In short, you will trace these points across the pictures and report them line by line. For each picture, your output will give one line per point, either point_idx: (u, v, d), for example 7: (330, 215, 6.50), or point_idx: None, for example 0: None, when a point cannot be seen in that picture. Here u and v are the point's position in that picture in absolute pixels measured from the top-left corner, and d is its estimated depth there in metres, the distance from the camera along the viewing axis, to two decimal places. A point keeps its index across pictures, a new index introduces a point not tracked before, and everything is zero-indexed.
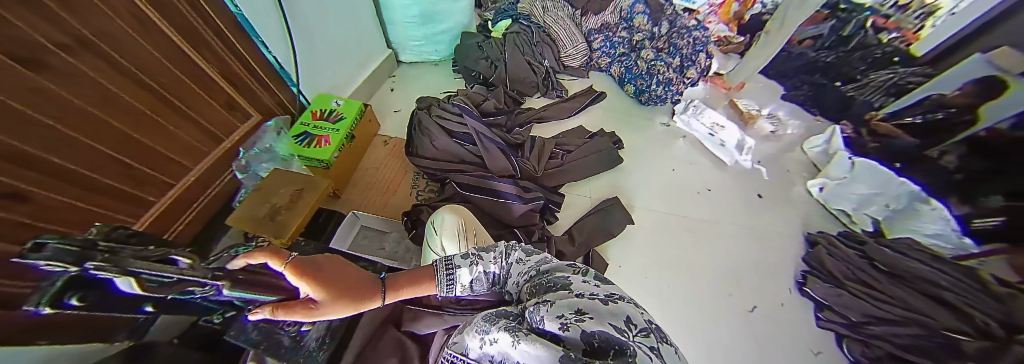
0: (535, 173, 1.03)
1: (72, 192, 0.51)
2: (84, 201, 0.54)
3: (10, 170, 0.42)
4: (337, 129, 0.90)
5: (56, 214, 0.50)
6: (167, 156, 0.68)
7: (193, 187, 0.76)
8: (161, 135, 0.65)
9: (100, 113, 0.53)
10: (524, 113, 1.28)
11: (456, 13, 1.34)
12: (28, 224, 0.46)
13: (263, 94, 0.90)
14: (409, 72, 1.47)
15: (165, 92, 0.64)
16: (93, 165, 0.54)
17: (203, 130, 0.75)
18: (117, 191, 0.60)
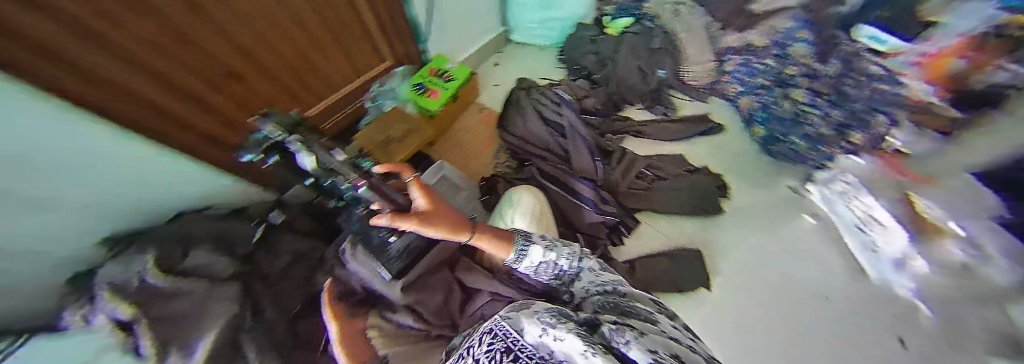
0: (617, 187, 0.95)
1: (252, 73, 0.66)
2: (246, 98, 0.68)
3: (206, 34, 0.52)
4: (447, 87, 0.93)
5: (240, 88, 0.65)
6: (323, 72, 0.83)
7: (335, 104, 0.92)
8: (321, 52, 0.79)
9: (282, 17, 0.64)
10: (623, 121, 1.16)
11: (574, 2, 1.26)
12: (217, 84, 0.60)
13: (395, 42, 0.98)
14: (515, 51, 1.41)
15: (333, 17, 0.75)
16: (270, 57, 0.67)
17: (342, 60, 0.86)
18: (273, 95, 0.74)
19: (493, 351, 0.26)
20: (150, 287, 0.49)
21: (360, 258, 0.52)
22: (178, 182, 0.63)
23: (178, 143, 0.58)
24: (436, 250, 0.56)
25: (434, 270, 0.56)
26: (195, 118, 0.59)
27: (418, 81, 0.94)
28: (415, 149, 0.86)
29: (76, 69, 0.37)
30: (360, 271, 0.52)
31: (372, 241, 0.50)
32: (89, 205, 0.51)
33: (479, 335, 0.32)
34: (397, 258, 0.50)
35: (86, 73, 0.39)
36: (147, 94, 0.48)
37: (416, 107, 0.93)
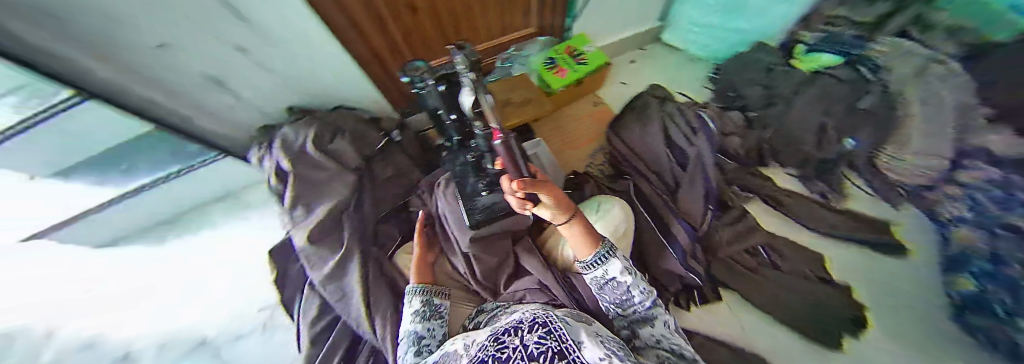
0: (716, 250, 0.78)
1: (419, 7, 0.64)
2: (400, 38, 0.70)
3: None
4: (577, 70, 0.88)
5: (404, 18, 0.65)
6: (475, 21, 0.75)
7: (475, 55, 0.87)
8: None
9: None
10: (760, 179, 0.92)
11: (766, 15, 0.92)
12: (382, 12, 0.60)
13: (549, 10, 0.82)
14: (661, 54, 1.22)
15: None
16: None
17: (493, 14, 0.76)
18: (423, 39, 0.75)
19: (545, 347, 0.21)
20: (305, 152, 0.66)
21: (451, 197, 0.59)
22: (342, 88, 0.78)
23: (358, 53, 0.67)
24: (513, 217, 0.56)
25: (499, 235, 0.58)
26: (359, 46, 0.65)
27: (553, 56, 0.91)
28: (526, 120, 0.89)
29: None
30: (453, 208, 0.58)
31: (465, 188, 0.55)
32: (283, 75, 0.68)
33: (533, 321, 0.28)
34: (481, 210, 0.53)
35: None
36: (335, 14, 0.54)
37: (541, 81, 0.92)
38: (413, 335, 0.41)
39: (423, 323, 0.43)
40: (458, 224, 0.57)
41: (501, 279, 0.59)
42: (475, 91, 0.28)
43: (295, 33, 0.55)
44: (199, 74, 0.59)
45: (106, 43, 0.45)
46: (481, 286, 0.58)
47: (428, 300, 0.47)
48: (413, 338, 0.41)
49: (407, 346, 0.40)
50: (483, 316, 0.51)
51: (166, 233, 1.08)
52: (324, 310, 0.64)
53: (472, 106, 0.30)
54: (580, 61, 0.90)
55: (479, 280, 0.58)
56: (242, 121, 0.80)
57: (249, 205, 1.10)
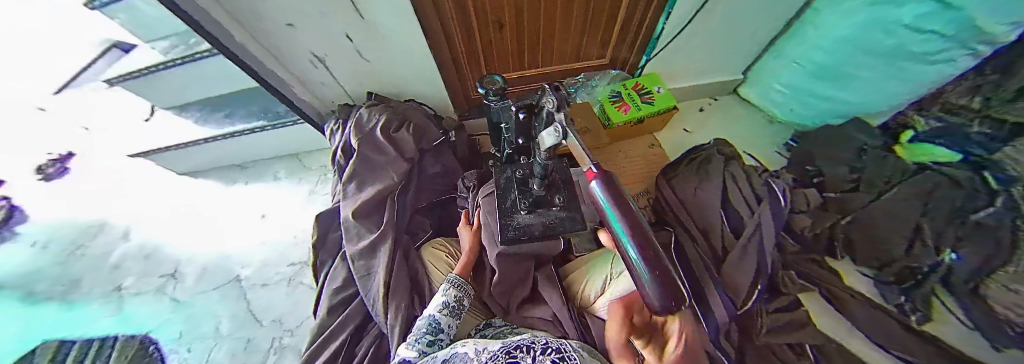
0: (753, 333, 0.69)
1: (501, 23, 0.68)
2: (481, 44, 0.74)
3: None
4: (639, 108, 0.87)
5: (487, 31, 0.70)
6: (552, 45, 0.79)
7: (546, 75, 0.91)
8: (562, 25, 0.72)
9: None
10: (823, 270, 0.82)
11: (872, 93, 0.81)
12: (466, 23, 0.66)
13: (626, 46, 0.83)
14: (735, 109, 1.15)
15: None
16: (515, 18, 0.67)
17: (573, 39, 0.77)
18: (500, 50, 0.78)
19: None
20: (372, 134, 0.73)
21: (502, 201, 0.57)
22: (416, 84, 0.85)
23: (441, 57, 0.73)
24: (547, 242, 0.55)
25: (524, 255, 0.58)
26: (442, 47, 0.70)
27: (620, 90, 0.90)
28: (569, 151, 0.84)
29: None
30: (490, 214, 0.60)
31: (506, 202, 0.55)
32: (371, 65, 0.76)
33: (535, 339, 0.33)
34: (514, 228, 0.52)
35: None
36: (431, 18, 0.61)
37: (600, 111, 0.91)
38: (432, 324, 0.45)
39: (445, 315, 0.47)
40: (489, 235, 0.59)
41: (514, 300, 0.59)
42: (557, 130, 0.25)
43: (394, 30, 0.64)
44: (307, 51, 0.69)
45: (255, 12, 0.57)
46: (495, 300, 0.59)
47: (458, 301, 0.49)
48: (431, 327, 0.45)
49: (423, 333, 0.45)
50: (489, 332, 0.51)
51: (244, 175, 1.26)
52: (348, 284, 0.70)
53: (555, 142, 0.27)
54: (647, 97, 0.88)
55: (494, 293, 0.59)
56: (330, 99, 0.91)
57: (313, 168, 1.25)
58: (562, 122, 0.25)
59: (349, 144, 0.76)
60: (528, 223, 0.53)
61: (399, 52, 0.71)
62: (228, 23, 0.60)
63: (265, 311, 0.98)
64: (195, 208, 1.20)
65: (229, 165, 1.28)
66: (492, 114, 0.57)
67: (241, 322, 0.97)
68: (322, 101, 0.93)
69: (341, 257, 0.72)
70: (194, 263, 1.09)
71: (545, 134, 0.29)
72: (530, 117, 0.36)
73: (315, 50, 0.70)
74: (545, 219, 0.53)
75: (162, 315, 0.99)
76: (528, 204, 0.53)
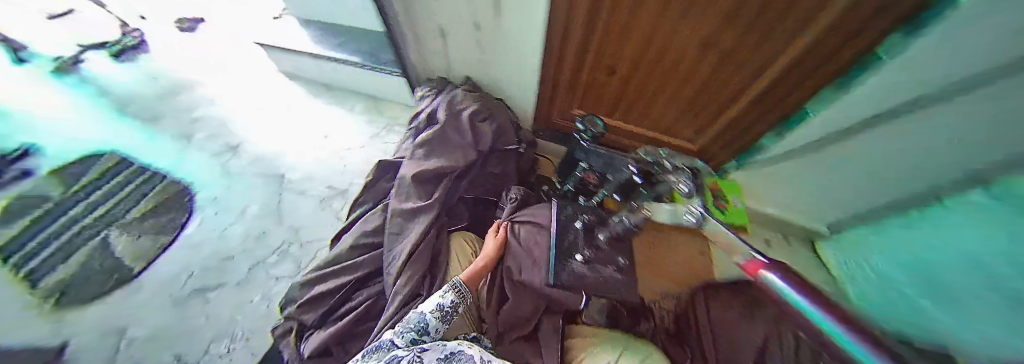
0: None
1: (619, 71, 0.72)
2: (584, 79, 0.78)
3: (625, 27, 0.61)
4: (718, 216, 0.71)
5: (601, 72, 0.75)
6: (648, 106, 0.80)
7: (626, 131, 0.90)
8: (667, 93, 0.73)
9: (685, 52, 0.61)
10: None
11: None
12: (590, 56, 0.71)
13: (718, 143, 0.81)
14: None
15: (705, 78, 0.66)
16: (633, 69, 0.70)
17: (669, 112, 0.79)
18: (597, 93, 0.82)
19: None
20: (458, 116, 0.78)
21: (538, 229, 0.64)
22: (509, 87, 0.91)
23: (547, 74, 0.79)
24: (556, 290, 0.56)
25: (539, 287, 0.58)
26: (552, 65, 0.75)
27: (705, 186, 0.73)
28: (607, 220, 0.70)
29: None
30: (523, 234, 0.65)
31: (568, 240, 0.61)
32: (480, 57, 0.84)
33: None
34: (569, 272, 0.58)
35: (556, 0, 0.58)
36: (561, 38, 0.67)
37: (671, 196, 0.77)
38: (420, 323, 0.50)
39: (435, 318, 0.51)
40: (512, 253, 0.64)
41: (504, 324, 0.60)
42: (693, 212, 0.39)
43: (516, 31, 0.70)
44: (436, 25, 0.79)
45: None
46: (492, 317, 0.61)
47: (451, 308, 0.53)
48: (418, 326, 0.49)
49: (410, 328, 0.50)
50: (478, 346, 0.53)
51: (330, 95, 1.42)
52: (377, 232, 0.74)
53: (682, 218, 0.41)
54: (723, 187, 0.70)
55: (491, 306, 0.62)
56: (432, 73, 1.00)
57: (385, 114, 1.36)
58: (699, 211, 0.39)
59: (433, 114, 0.83)
60: (578, 269, 0.58)
61: (508, 52, 0.77)
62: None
63: (291, 216, 1.08)
64: (282, 104, 1.37)
65: (323, 82, 1.44)
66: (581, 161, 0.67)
67: (268, 216, 1.08)
68: (424, 71, 1.01)
69: (381, 206, 0.77)
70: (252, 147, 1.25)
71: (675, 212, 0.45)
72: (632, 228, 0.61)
73: (443, 25, 0.79)
74: (596, 271, 0.58)
75: (212, 177, 1.16)
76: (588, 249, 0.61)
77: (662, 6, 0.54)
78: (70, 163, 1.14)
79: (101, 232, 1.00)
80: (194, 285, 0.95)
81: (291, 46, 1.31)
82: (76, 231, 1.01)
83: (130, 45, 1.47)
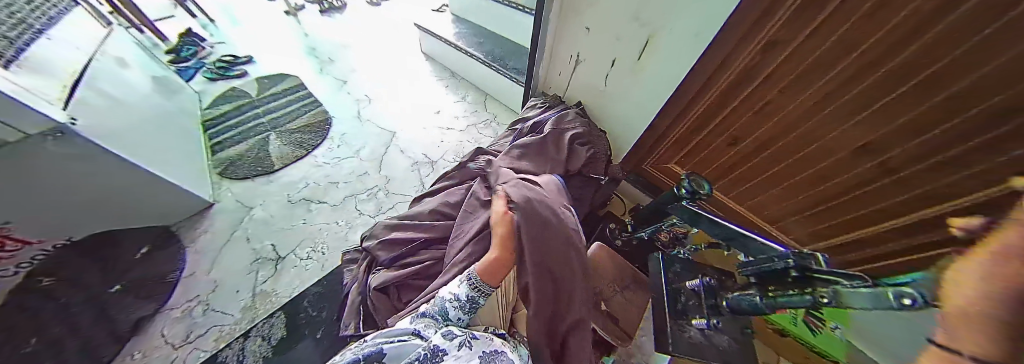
0: None
1: (740, 136, 0.67)
2: (695, 142, 0.77)
3: (774, 94, 0.57)
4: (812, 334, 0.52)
5: (719, 131, 0.71)
6: (754, 179, 0.71)
7: (716, 197, 0.82)
8: (784, 173, 0.64)
9: (827, 135, 0.53)
10: None
11: None
12: (714, 112, 0.69)
13: (830, 248, 0.64)
14: None
15: (836, 171, 0.55)
16: (760, 138, 0.64)
17: (778, 203, 0.69)
18: (705, 158, 0.78)
19: None
20: (561, 133, 0.85)
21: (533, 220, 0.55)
22: (613, 121, 0.95)
23: (666, 124, 0.80)
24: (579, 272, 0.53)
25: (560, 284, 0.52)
26: (670, 115, 0.77)
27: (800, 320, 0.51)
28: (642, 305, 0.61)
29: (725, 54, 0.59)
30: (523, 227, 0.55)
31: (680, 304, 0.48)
32: (602, 88, 0.90)
33: None
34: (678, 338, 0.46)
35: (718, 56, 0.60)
36: (698, 93, 0.68)
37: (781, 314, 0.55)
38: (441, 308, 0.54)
39: (454, 306, 0.54)
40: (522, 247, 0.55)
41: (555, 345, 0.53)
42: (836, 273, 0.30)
43: (654, 76, 0.74)
44: (576, 52, 0.89)
45: (578, 13, 0.81)
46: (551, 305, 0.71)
47: (470, 300, 0.54)
48: (441, 311, 0.54)
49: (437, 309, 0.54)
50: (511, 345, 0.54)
51: (451, 82, 1.69)
52: (455, 206, 0.84)
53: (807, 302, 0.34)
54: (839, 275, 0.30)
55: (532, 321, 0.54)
56: (548, 88, 1.10)
57: (487, 110, 1.54)
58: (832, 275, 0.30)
59: (539, 125, 0.92)
60: (696, 338, 0.47)
61: (637, 92, 0.81)
62: (561, 4, 0.83)
63: (391, 165, 1.32)
64: (415, 81, 1.71)
65: (452, 70, 1.73)
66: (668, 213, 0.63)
67: (377, 158, 1.34)
68: (541, 85, 1.13)
69: (466, 186, 0.87)
70: (382, 105, 1.58)
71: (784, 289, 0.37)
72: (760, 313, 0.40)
73: (582, 52, 0.88)
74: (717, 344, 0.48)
75: (348, 118, 1.52)
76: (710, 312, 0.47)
77: (826, 94, 0.50)
78: (266, 77, 1.67)
79: (269, 131, 1.43)
80: (305, 194, 1.22)
81: (442, 35, 1.62)
82: (254, 124, 1.45)
83: (336, 7, 2.16)
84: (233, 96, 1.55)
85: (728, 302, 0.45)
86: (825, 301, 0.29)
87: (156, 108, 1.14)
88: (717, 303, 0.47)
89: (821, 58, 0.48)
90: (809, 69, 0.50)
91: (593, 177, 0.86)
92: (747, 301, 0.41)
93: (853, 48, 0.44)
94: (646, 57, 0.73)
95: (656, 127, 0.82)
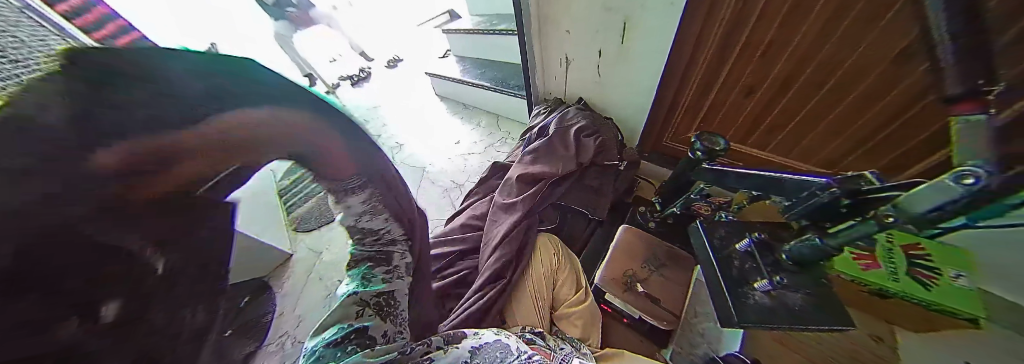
0: None
1: (754, 87, 0.66)
2: (707, 105, 0.77)
3: (773, 39, 0.57)
4: (912, 268, 0.38)
5: (730, 88, 0.70)
6: (784, 125, 0.68)
7: (747, 151, 0.80)
8: (818, 110, 0.61)
9: (849, 59, 0.52)
10: None
11: None
12: (717, 72, 0.69)
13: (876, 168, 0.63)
14: None
15: (870, 90, 0.53)
16: (775, 84, 0.63)
17: (819, 143, 0.66)
18: (724, 118, 0.77)
19: None
20: (568, 132, 0.89)
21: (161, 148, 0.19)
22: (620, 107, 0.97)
23: (672, 96, 0.80)
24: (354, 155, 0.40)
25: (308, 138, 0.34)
26: (673, 85, 0.77)
27: (897, 253, 0.40)
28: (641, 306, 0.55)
29: (708, 15, 0.60)
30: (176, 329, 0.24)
31: (733, 266, 0.39)
32: (599, 81, 0.94)
33: None
34: (740, 304, 0.35)
35: (702, 19, 0.61)
36: (694, 59, 0.69)
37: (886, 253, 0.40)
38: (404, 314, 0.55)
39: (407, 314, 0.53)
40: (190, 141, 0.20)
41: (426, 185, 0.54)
42: (896, 183, 0.25)
43: (645, 55, 0.76)
44: (565, 55, 0.94)
45: (556, 22, 0.86)
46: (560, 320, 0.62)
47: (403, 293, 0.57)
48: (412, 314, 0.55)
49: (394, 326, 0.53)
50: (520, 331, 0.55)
51: (464, 113, 1.86)
52: (480, 217, 0.88)
53: (870, 233, 0.26)
54: (897, 188, 0.25)
55: None
56: (549, 93, 1.15)
57: (501, 130, 1.65)
58: (906, 182, 0.24)
59: (545, 129, 0.97)
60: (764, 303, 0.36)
61: (633, 74, 0.83)
62: (537, 19, 0.90)
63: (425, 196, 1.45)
64: (435, 119, 1.92)
65: (464, 103, 1.91)
66: (692, 180, 0.61)
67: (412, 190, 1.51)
68: (542, 93, 1.19)
69: (488, 199, 0.93)
70: (411, 146, 1.79)
71: (843, 222, 0.29)
72: (828, 259, 0.32)
73: (570, 54, 0.93)
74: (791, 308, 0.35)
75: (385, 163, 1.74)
76: (768, 269, 0.37)
77: (830, 16, 0.49)
78: None
79: None
80: None
81: (449, 75, 1.82)
82: None
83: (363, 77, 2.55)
84: None
85: (789, 254, 0.36)
86: (893, 220, 0.23)
87: None
88: (777, 259, 0.38)
89: None
90: (802, 4, 0.50)
91: (610, 166, 0.87)
92: (804, 248, 0.33)
93: None
94: (630, 41, 0.76)
95: (662, 102, 0.84)
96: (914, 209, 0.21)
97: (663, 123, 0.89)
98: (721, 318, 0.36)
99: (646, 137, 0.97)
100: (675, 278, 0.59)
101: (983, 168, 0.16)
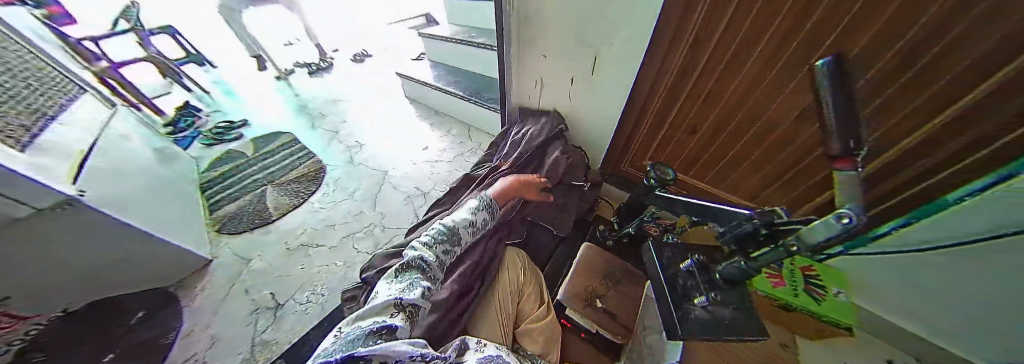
0: None
1: (697, 124, 0.76)
2: (660, 136, 0.86)
3: (713, 85, 0.67)
4: (808, 285, 0.47)
5: (678, 123, 0.79)
6: (719, 160, 0.79)
7: (689, 179, 0.91)
8: (744, 150, 0.73)
9: (767, 111, 0.63)
10: None
11: None
12: (669, 108, 0.78)
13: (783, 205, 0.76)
14: None
15: (779, 139, 0.65)
16: (713, 124, 0.73)
17: (743, 178, 0.78)
18: (673, 149, 0.87)
19: None
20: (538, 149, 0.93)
21: None
22: (587, 129, 1.04)
23: (631, 124, 0.89)
24: None
25: None
26: (632, 115, 0.86)
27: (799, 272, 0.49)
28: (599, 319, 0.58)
29: (665, 57, 0.69)
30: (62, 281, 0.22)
31: (678, 283, 0.44)
32: (569, 104, 1.00)
33: None
34: (685, 318, 0.39)
35: (660, 59, 0.70)
36: (651, 94, 0.78)
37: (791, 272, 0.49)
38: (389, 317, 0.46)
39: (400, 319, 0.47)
40: None
41: None
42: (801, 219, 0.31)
43: (610, 85, 0.83)
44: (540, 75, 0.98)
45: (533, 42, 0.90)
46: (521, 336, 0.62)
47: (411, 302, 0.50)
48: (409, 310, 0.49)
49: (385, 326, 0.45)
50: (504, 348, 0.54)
51: (435, 119, 1.81)
52: None
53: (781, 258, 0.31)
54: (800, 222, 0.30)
55: None
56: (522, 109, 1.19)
57: (473, 140, 1.64)
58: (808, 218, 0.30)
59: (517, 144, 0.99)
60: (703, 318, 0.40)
61: (599, 100, 0.90)
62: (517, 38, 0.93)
63: (385, 203, 1.36)
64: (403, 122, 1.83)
65: (436, 109, 1.86)
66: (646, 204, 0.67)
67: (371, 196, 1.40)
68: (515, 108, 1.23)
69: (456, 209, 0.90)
70: (374, 147, 1.67)
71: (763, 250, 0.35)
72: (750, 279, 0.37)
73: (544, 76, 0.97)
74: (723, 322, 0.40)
75: (341, 163, 1.59)
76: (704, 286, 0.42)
77: (755, 73, 0.59)
78: (262, 136, 1.76)
79: (264, 186, 1.46)
80: (302, 240, 1.25)
81: (422, 79, 1.77)
82: (251, 180, 1.48)
83: (325, 67, 2.34)
84: (229, 157, 1.61)
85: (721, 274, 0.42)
86: (796, 248, 0.28)
87: (156, 176, 1.17)
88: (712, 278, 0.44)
89: (740, 47, 0.57)
90: (736, 60, 0.60)
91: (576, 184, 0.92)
92: (733, 269, 0.38)
93: (762, 32, 0.53)
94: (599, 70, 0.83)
95: (623, 129, 0.92)
96: (811, 241, 0.26)
97: (623, 148, 0.97)
98: (670, 332, 0.40)
99: (608, 160, 1.05)
100: (628, 294, 0.63)
101: (855, 212, 0.21)
